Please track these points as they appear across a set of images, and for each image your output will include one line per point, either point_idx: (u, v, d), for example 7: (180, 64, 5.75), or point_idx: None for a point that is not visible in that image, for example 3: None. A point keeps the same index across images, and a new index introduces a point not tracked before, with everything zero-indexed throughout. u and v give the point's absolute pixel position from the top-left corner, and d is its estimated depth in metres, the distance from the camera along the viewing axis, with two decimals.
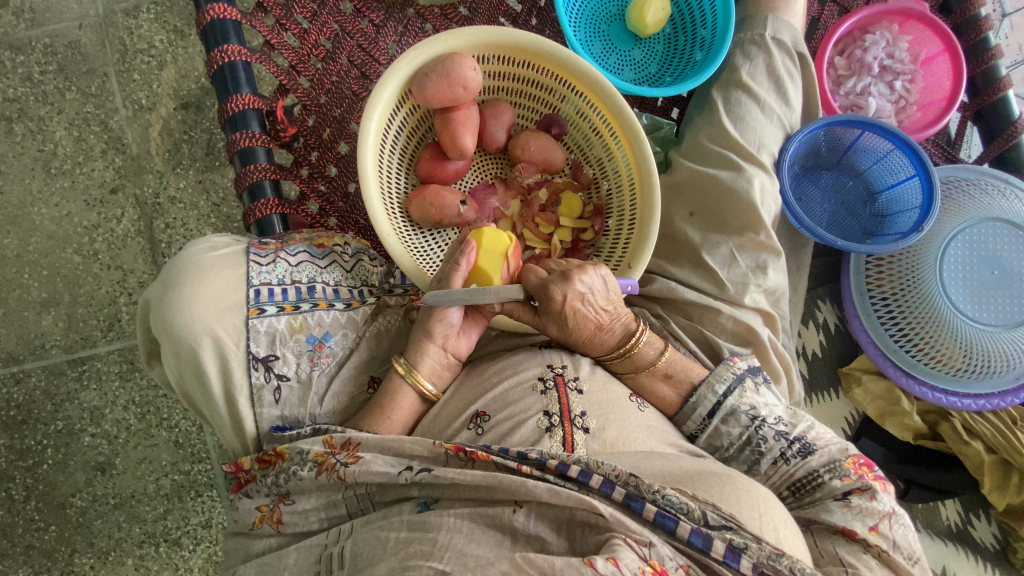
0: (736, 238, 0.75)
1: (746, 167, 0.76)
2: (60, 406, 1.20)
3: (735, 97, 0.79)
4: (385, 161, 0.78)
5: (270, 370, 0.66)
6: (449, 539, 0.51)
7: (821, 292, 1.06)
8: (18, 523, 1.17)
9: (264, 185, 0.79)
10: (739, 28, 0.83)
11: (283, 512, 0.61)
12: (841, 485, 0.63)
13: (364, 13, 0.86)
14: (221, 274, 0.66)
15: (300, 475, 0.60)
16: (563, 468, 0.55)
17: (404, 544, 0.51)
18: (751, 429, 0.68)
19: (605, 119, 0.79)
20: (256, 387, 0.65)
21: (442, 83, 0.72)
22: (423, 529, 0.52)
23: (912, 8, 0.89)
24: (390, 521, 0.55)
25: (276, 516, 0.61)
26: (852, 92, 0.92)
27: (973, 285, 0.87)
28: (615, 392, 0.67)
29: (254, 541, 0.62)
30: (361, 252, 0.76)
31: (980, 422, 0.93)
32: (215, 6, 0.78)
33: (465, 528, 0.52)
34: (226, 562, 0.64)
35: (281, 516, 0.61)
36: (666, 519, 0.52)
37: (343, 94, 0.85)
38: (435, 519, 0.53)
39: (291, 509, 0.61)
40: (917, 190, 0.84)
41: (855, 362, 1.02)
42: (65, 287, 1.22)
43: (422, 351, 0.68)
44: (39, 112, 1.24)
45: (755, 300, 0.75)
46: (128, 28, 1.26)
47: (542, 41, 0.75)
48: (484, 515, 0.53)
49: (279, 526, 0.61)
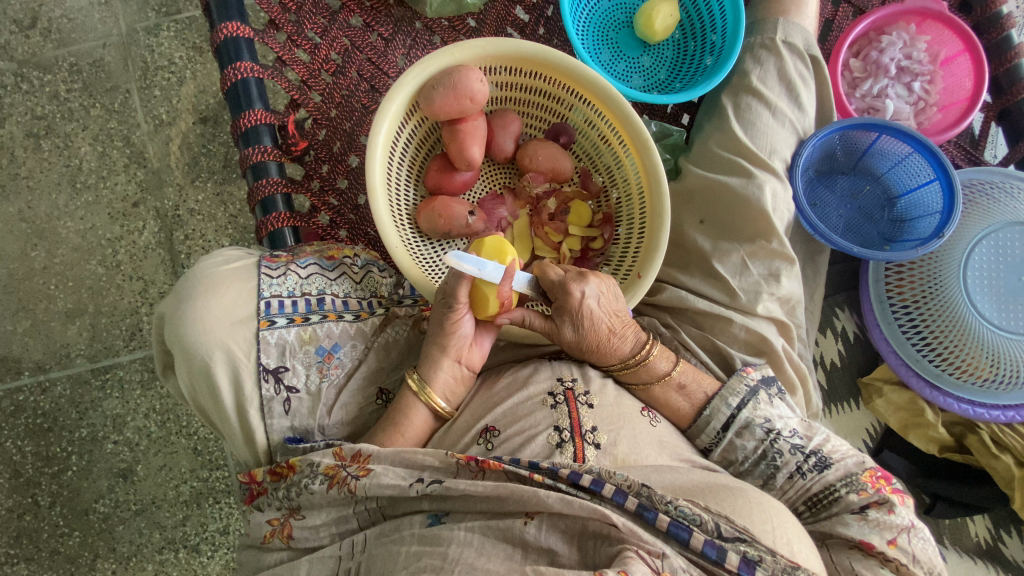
0: (747, 245, 0.73)
1: (757, 174, 0.74)
2: (85, 414, 1.23)
3: (746, 101, 0.78)
4: (393, 173, 0.78)
5: (280, 381, 0.66)
6: (459, 552, 0.50)
7: (840, 300, 1.03)
8: (43, 529, 1.20)
9: (276, 199, 0.80)
10: (750, 32, 0.82)
11: (292, 526, 0.61)
12: (858, 499, 0.61)
13: (374, 27, 0.87)
14: (232, 288, 0.67)
15: (311, 488, 0.60)
16: (575, 478, 0.54)
17: (414, 558, 0.51)
18: (766, 443, 0.67)
19: (613, 127, 0.79)
20: (266, 398, 0.66)
21: (448, 95, 0.73)
22: (433, 543, 0.52)
23: (931, 8, 0.86)
24: (400, 535, 0.55)
25: (286, 531, 0.61)
26: (868, 94, 0.89)
27: (1000, 293, 0.83)
28: (625, 404, 0.67)
29: (266, 554, 0.62)
30: (371, 264, 0.77)
31: (1008, 433, 0.88)
32: (228, 24, 0.80)
33: (475, 541, 0.51)
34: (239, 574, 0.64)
35: (291, 531, 0.61)
36: (679, 529, 0.51)
37: (352, 108, 0.86)
38: (446, 532, 0.53)
39: (301, 522, 0.61)
40: (938, 194, 0.81)
41: (875, 371, 0.99)
42: (90, 298, 1.25)
43: (435, 365, 0.68)
44: (65, 128, 1.28)
45: (768, 309, 0.74)
46: (149, 46, 1.30)
47: (548, 51, 0.75)
48: (496, 528, 0.52)
49: (289, 540, 0.61)
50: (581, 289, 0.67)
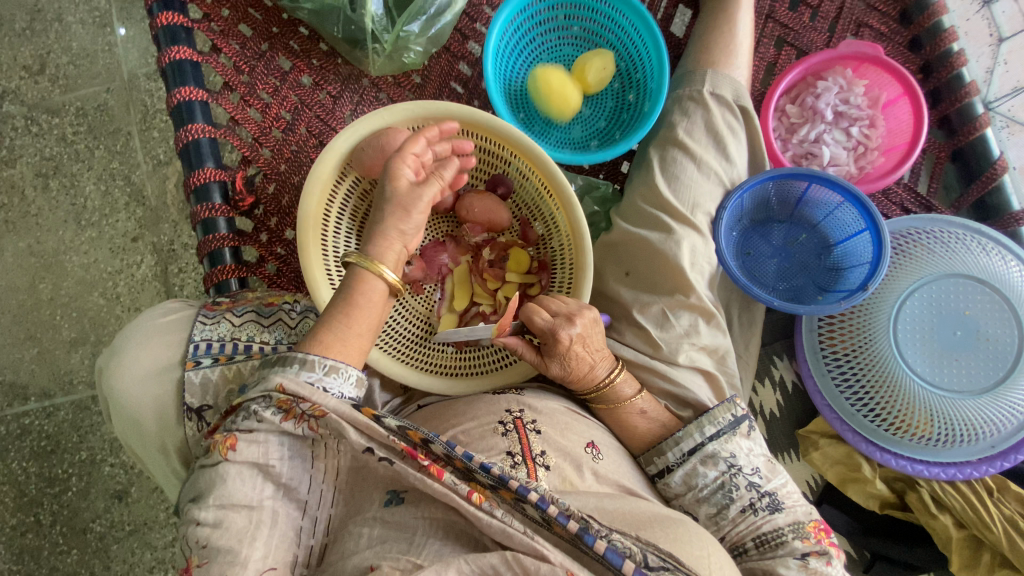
0: (667, 298, 0.75)
1: (677, 230, 0.75)
2: (84, 437, 1.31)
3: (671, 154, 0.78)
4: (330, 228, 0.81)
5: (203, 419, 0.69)
6: (424, 539, 0.53)
7: (778, 347, 0.98)
8: (44, 546, 1.28)
9: (223, 252, 0.85)
10: (680, 84, 0.83)
11: (238, 437, 0.55)
12: (801, 546, 0.63)
13: (323, 86, 0.92)
14: (165, 337, 0.71)
15: (261, 416, 0.55)
16: (523, 492, 0.51)
17: (378, 540, 0.54)
18: (726, 475, 0.67)
19: (542, 182, 0.81)
20: (189, 434, 0.68)
21: (378, 156, 0.76)
22: (399, 529, 0.54)
23: (865, 53, 0.85)
24: (362, 517, 0.56)
25: (228, 442, 0.54)
26: (806, 140, 0.88)
27: (934, 349, 0.81)
28: (575, 430, 0.69)
29: (203, 473, 0.55)
30: (309, 310, 0.80)
31: (950, 493, 0.83)
32: (182, 89, 0.85)
33: (439, 535, 0.54)
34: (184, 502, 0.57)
35: (234, 443, 0.54)
36: (615, 554, 0.48)
37: (301, 162, 0.90)
38: (410, 520, 0.55)
39: (252, 435, 0.55)
40: (868, 243, 0.80)
41: (811, 424, 0.93)
42: (92, 328, 1.34)
43: (385, 244, 0.70)
44: (71, 168, 1.37)
45: (691, 358, 0.75)
46: (149, 91, 1.39)
47: (473, 111, 0.77)
48: (454, 528, 0.54)
49: (229, 453, 0.54)
50: (569, 334, 0.68)
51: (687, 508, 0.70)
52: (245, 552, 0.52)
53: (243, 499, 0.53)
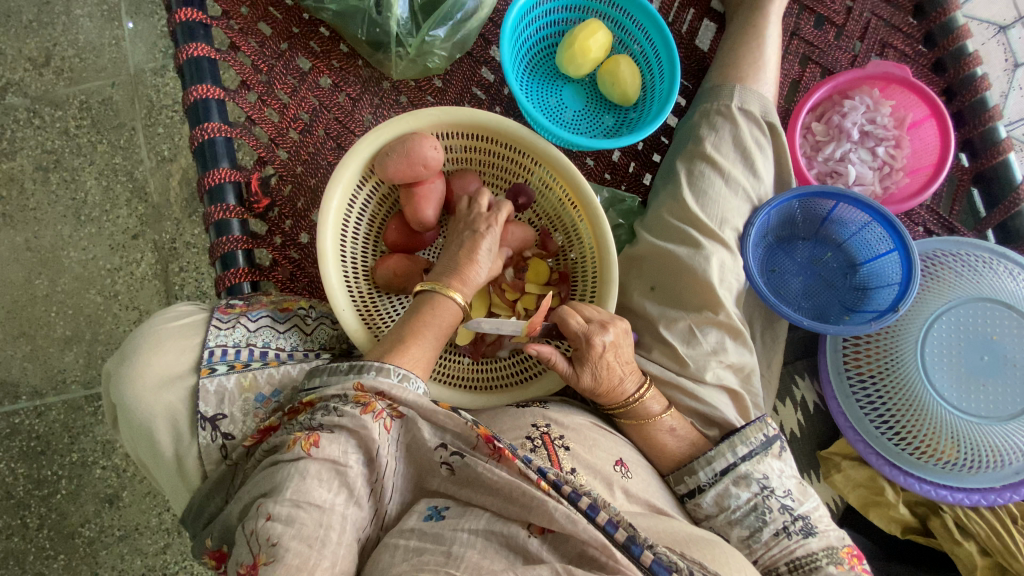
0: (694, 314, 0.74)
1: (705, 245, 0.74)
2: (76, 439, 1.27)
3: (699, 168, 0.77)
4: (350, 234, 0.80)
5: (217, 428, 0.66)
6: (463, 551, 0.51)
7: (800, 366, 0.97)
8: (31, 550, 1.23)
9: (236, 255, 0.83)
10: (707, 98, 0.82)
11: (321, 434, 0.54)
12: (836, 572, 0.62)
13: (342, 88, 0.90)
14: (178, 342, 0.69)
15: (341, 411, 0.56)
16: (575, 497, 0.54)
17: (415, 552, 0.51)
18: (759, 497, 0.66)
19: (566, 193, 0.79)
20: (202, 446, 0.65)
21: (402, 162, 0.74)
22: (436, 541, 0.52)
23: (893, 74, 0.85)
24: (399, 529, 0.54)
25: (312, 439, 0.54)
26: (831, 158, 0.88)
27: (961, 373, 0.82)
28: (601, 447, 0.67)
29: (281, 468, 0.53)
30: (325, 316, 0.79)
31: (974, 519, 0.83)
32: (199, 87, 0.83)
33: (479, 544, 0.52)
34: (248, 494, 0.55)
35: (317, 439, 0.54)
36: (661, 567, 0.50)
37: (318, 165, 0.88)
38: (448, 532, 0.53)
39: (334, 432, 0.54)
40: (896, 264, 0.80)
41: (834, 446, 0.93)
42: (87, 326, 1.30)
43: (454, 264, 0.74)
44: (72, 162, 1.34)
45: (718, 376, 0.74)
46: (155, 86, 1.36)
47: (500, 120, 0.77)
48: (499, 534, 0.52)
49: (311, 449, 0.53)
50: (601, 344, 0.67)
51: (717, 529, 0.69)
52: (314, 559, 0.48)
53: (318, 499, 0.51)
